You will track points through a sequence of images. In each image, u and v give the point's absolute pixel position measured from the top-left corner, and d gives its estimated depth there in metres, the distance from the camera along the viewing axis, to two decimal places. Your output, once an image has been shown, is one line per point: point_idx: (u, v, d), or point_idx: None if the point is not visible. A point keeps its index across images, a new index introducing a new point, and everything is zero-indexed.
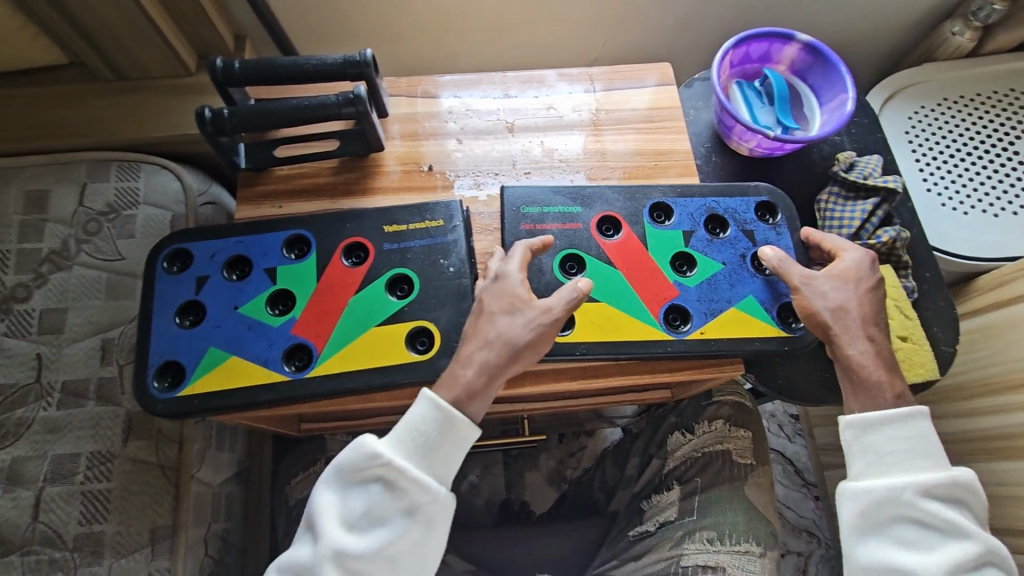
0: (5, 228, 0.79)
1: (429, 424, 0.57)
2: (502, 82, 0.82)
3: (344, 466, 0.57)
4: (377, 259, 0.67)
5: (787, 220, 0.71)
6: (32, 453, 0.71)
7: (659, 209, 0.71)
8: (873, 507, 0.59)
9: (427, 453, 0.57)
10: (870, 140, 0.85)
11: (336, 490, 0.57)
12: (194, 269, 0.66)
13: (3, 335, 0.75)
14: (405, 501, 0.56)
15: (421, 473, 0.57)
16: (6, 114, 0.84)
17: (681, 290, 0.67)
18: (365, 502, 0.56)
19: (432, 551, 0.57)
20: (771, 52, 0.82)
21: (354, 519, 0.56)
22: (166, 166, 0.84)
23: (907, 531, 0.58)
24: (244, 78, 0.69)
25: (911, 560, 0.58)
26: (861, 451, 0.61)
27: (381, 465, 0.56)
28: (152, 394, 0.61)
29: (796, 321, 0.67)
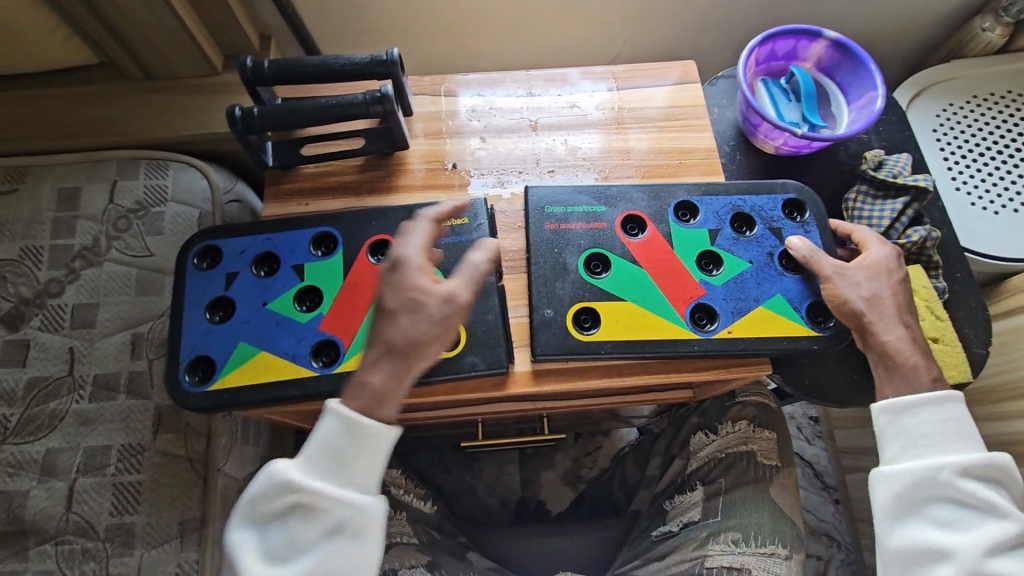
0: (39, 225, 0.81)
1: (335, 442, 0.55)
2: (525, 80, 0.82)
3: (258, 496, 0.55)
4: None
5: (815, 218, 0.70)
6: (65, 445, 0.73)
7: (684, 208, 0.71)
8: (909, 487, 0.58)
9: (342, 469, 0.55)
10: (899, 138, 0.84)
11: (257, 523, 0.55)
12: (224, 265, 0.67)
13: (36, 329, 0.76)
14: (332, 516, 0.54)
15: (342, 490, 0.55)
16: (39, 113, 0.86)
17: (708, 289, 0.67)
18: (285, 530, 0.54)
19: (370, 563, 0.56)
20: (798, 49, 0.81)
21: (281, 543, 0.54)
22: (194, 164, 0.85)
23: (944, 512, 0.57)
24: (273, 78, 0.70)
25: (949, 542, 0.56)
26: (895, 432, 0.61)
27: (294, 491, 0.54)
28: (184, 388, 0.62)
29: (824, 320, 0.66)
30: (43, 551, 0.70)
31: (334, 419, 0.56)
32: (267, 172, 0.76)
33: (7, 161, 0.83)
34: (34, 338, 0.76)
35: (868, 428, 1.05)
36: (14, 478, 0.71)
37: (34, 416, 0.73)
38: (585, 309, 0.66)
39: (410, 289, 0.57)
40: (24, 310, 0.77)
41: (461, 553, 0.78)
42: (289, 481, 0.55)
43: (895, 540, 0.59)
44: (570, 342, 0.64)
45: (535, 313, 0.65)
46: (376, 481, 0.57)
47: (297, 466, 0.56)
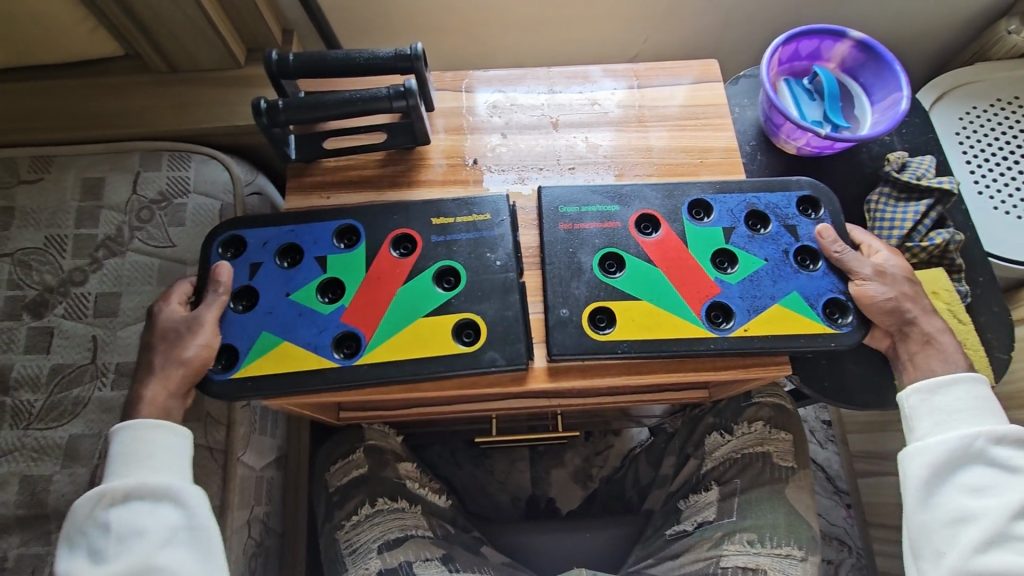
0: (64, 214, 0.82)
1: (122, 444, 0.58)
2: (547, 77, 0.82)
3: (72, 524, 0.56)
4: (424, 251, 0.67)
5: (830, 214, 0.70)
6: (87, 432, 0.74)
7: (698, 206, 0.70)
8: (944, 458, 0.59)
9: (152, 467, 0.58)
10: (922, 140, 0.83)
11: (79, 546, 0.56)
12: (248, 255, 0.67)
13: (60, 317, 0.78)
14: (160, 511, 0.56)
15: (154, 476, 0.57)
16: (65, 103, 0.87)
17: (723, 287, 0.66)
18: (107, 533, 0.55)
19: (209, 523, 0.58)
20: (821, 49, 0.80)
21: (113, 551, 0.55)
22: (215, 157, 0.86)
23: (974, 479, 0.58)
24: (298, 71, 0.70)
25: (980, 507, 0.57)
26: (931, 406, 0.61)
27: (104, 499, 0.56)
28: (207, 373, 0.62)
29: (841, 317, 0.66)
30: None
31: (123, 430, 0.58)
32: (289, 165, 0.76)
33: (33, 150, 0.84)
34: (57, 325, 0.77)
35: (882, 432, 1.04)
36: (37, 464, 0.72)
37: (57, 402, 0.74)
38: (601, 308, 0.65)
39: (165, 323, 0.62)
40: (49, 298, 0.78)
41: (476, 548, 0.78)
42: (92, 498, 0.56)
43: (925, 506, 0.59)
44: (586, 341, 0.64)
45: (550, 313, 0.65)
46: (187, 459, 0.60)
47: (102, 481, 0.58)
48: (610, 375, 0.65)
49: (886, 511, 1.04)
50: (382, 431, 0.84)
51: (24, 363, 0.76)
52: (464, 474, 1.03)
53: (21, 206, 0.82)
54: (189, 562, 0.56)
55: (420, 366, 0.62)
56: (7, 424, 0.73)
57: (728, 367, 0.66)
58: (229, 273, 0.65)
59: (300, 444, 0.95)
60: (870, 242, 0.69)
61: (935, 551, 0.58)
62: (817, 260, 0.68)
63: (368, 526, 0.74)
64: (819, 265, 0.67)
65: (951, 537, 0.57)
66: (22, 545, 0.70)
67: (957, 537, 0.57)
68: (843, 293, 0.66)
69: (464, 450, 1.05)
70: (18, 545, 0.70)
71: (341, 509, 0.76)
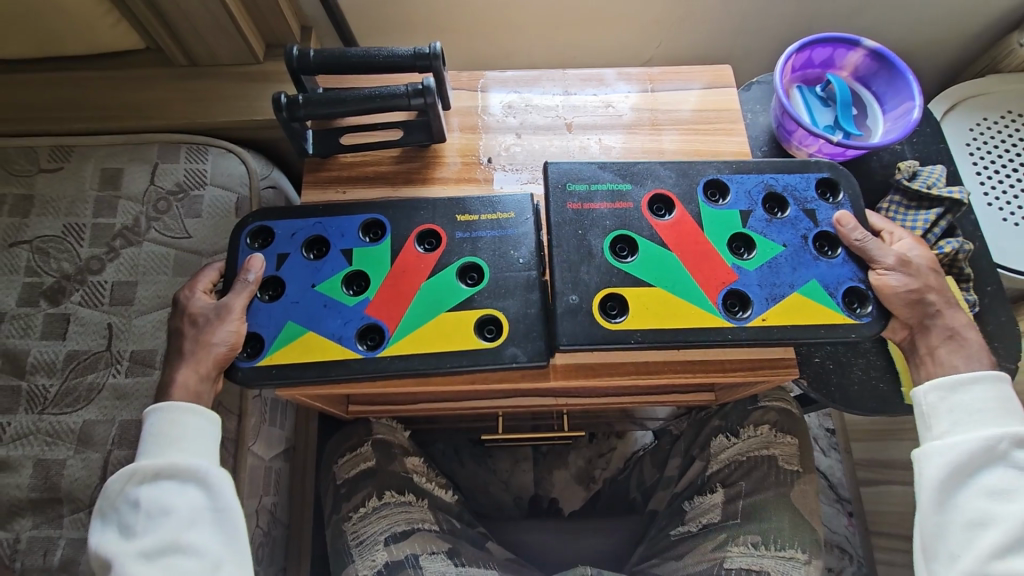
0: (83, 204, 0.83)
1: (155, 424, 0.59)
2: (562, 79, 0.83)
3: (103, 501, 0.58)
4: (449, 247, 0.68)
5: (849, 199, 0.70)
6: (101, 417, 0.74)
7: (714, 187, 0.71)
8: (962, 458, 0.59)
9: (178, 449, 0.58)
10: (933, 149, 0.84)
11: (110, 521, 0.57)
12: (276, 246, 0.68)
13: (77, 304, 0.79)
14: (186, 492, 0.57)
15: (183, 457, 0.58)
16: (85, 94, 0.88)
17: (741, 274, 0.67)
18: (136, 509, 0.56)
19: (235, 506, 0.59)
20: (835, 57, 0.81)
21: (139, 530, 0.56)
22: (232, 150, 0.87)
23: (995, 482, 0.58)
24: (318, 67, 0.71)
25: (998, 510, 0.57)
26: (950, 407, 0.61)
27: (136, 476, 0.57)
28: (234, 360, 0.63)
29: (860, 307, 0.66)
30: (78, 519, 0.72)
31: (154, 412, 0.59)
32: (306, 159, 0.77)
33: (53, 139, 0.85)
34: (74, 312, 0.78)
35: (886, 440, 1.04)
36: (51, 448, 0.73)
37: (72, 387, 0.75)
38: (613, 295, 0.65)
39: (189, 310, 0.63)
40: (66, 285, 0.79)
41: (481, 542, 0.80)
42: (122, 474, 0.57)
43: (940, 508, 0.59)
44: (596, 329, 0.63)
45: (560, 300, 0.65)
46: (215, 443, 0.60)
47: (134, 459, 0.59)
48: (618, 376, 0.67)
49: (890, 520, 1.04)
50: (390, 426, 0.85)
51: (40, 348, 0.77)
52: (467, 471, 1.04)
53: (40, 195, 0.83)
54: (215, 542, 0.57)
55: (433, 359, 0.63)
56: (22, 408, 0.74)
57: (738, 369, 0.67)
58: (260, 265, 0.66)
59: (307, 436, 0.96)
60: (894, 230, 0.69)
61: (951, 554, 0.58)
62: (835, 247, 0.68)
63: (375, 518, 0.75)
64: (838, 252, 0.68)
65: (968, 539, 0.57)
66: (35, 528, 0.71)
67: (974, 540, 0.57)
68: (862, 281, 0.67)
69: (467, 448, 1.05)
70: (31, 527, 0.71)
71: (348, 502, 0.77)
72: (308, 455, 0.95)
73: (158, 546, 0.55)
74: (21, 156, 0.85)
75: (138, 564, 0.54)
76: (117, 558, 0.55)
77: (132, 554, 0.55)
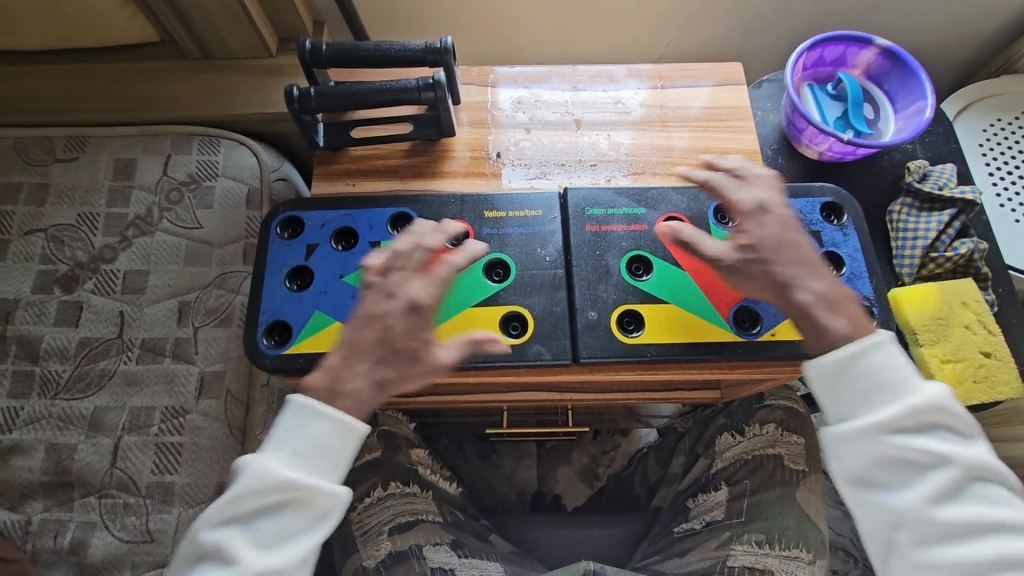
0: (97, 193, 0.84)
1: (313, 435, 0.56)
2: (572, 76, 0.83)
3: (227, 502, 0.55)
4: (476, 243, 0.69)
5: (853, 221, 0.70)
6: (112, 403, 0.76)
7: (723, 210, 0.71)
8: (862, 445, 0.57)
9: (319, 464, 0.56)
10: (945, 149, 0.84)
11: (229, 517, 0.55)
12: (305, 237, 0.69)
13: (89, 292, 0.80)
14: (314, 511, 0.55)
15: (327, 477, 0.57)
16: (98, 84, 0.88)
17: None
18: (266, 520, 0.54)
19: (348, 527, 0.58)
20: (847, 56, 0.81)
21: (264, 542, 0.54)
22: (244, 143, 0.87)
23: (895, 466, 0.56)
24: (330, 61, 0.72)
25: (899, 491, 0.56)
26: (826, 395, 0.59)
27: (273, 486, 0.55)
28: (262, 349, 0.64)
29: (865, 323, 0.66)
30: (87, 503, 0.73)
31: (326, 420, 0.56)
32: (316, 151, 0.77)
33: (70, 129, 0.87)
34: (87, 300, 0.79)
35: None
36: (63, 432, 0.74)
37: (84, 374, 0.76)
38: (629, 311, 0.66)
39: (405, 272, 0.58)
40: (79, 273, 0.80)
41: (485, 535, 0.80)
42: (286, 475, 0.55)
43: (864, 507, 0.58)
44: (614, 343, 0.64)
45: (578, 316, 0.65)
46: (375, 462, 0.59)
47: (289, 465, 0.56)
48: (622, 371, 0.66)
49: None
50: (396, 418, 0.85)
51: (54, 334, 0.78)
52: (471, 466, 1.03)
53: (56, 184, 0.85)
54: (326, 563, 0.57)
55: None
56: (35, 393, 0.76)
57: (743, 367, 0.67)
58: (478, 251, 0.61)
59: None
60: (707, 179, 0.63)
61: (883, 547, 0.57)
62: (841, 267, 0.68)
63: (378, 509, 0.75)
64: (843, 271, 0.68)
65: (873, 522, 0.57)
66: (46, 510, 0.72)
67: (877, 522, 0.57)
68: (866, 299, 0.67)
69: (472, 444, 1.04)
70: (42, 510, 0.72)
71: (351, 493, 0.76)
72: None
73: (282, 567, 0.54)
74: (37, 146, 0.86)
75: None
76: (238, 567, 0.53)
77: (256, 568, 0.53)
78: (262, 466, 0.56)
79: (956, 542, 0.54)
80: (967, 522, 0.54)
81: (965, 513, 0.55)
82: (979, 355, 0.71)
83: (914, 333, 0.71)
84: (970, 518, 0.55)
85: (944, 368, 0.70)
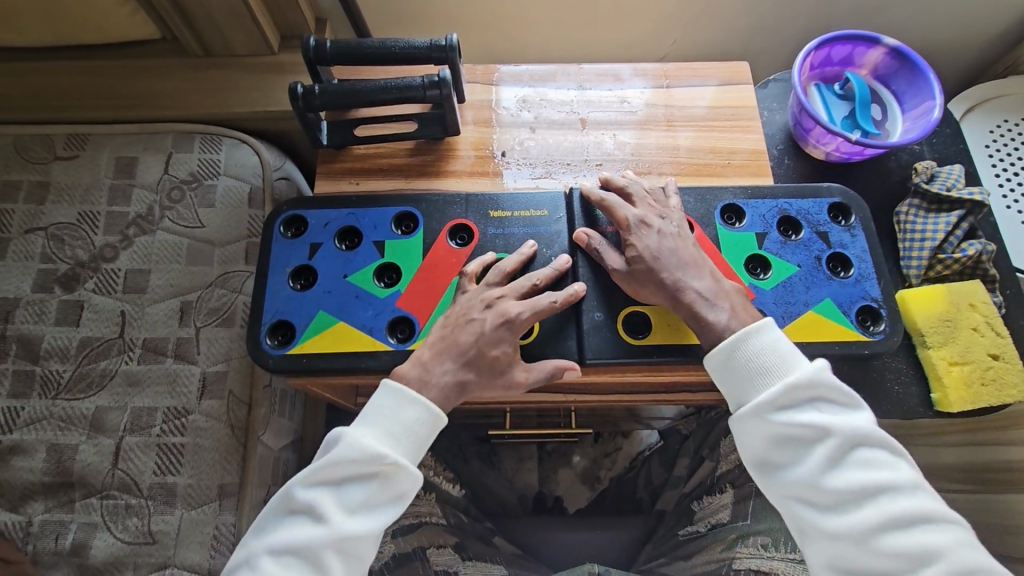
0: (97, 191, 0.84)
1: (415, 416, 0.54)
2: (577, 75, 0.82)
3: (318, 469, 0.52)
4: (482, 242, 0.68)
5: (861, 222, 0.70)
6: (113, 404, 0.75)
7: (730, 210, 0.70)
8: (767, 432, 0.54)
9: (408, 445, 0.54)
10: (953, 150, 0.83)
11: (326, 481, 0.52)
12: (309, 235, 0.69)
13: (90, 291, 0.79)
14: (394, 492, 0.52)
15: (411, 458, 0.54)
16: (98, 82, 0.88)
17: (757, 293, 0.66)
18: (352, 492, 0.51)
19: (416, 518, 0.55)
20: (854, 55, 0.80)
21: (346, 515, 0.51)
22: (246, 141, 0.87)
23: (802, 452, 0.53)
24: (334, 58, 0.71)
25: (808, 480, 0.53)
26: (721, 383, 0.58)
27: (370, 459, 0.51)
28: (265, 349, 0.64)
29: (873, 325, 0.66)
30: (88, 504, 0.72)
31: (420, 405, 0.54)
32: (319, 150, 0.77)
33: (70, 127, 0.86)
34: (87, 299, 0.79)
35: None
36: (64, 433, 0.74)
37: (85, 374, 0.76)
38: (636, 312, 0.65)
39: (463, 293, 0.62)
40: (80, 272, 0.80)
41: (488, 538, 0.80)
42: (388, 449, 0.53)
43: (773, 492, 0.55)
44: (621, 344, 0.64)
45: (584, 317, 0.64)
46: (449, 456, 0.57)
47: (382, 441, 0.53)
48: (628, 373, 0.66)
49: None
50: None
51: (54, 334, 0.77)
52: (472, 469, 0.97)
53: (57, 182, 0.84)
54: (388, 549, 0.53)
55: None
56: (36, 393, 0.75)
57: None
58: (533, 254, 0.66)
59: (318, 428, 0.95)
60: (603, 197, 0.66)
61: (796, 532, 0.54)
62: (849, 268, 0.68)
63: None
64: (851, 273, 0.67)
65: (795, 515, 0.54)
66: (47, 511, 0.72)
67: (798, 515, 0.53)
68: (875, 300, 0.66)
69: (472, 444, 0.99)
70: (43, 511, 0.72)
71: None
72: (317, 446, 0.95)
73: (366, 538, 0.51)
74: (38, 143, 0.85)
75: (333, 556, 0.49)
76: (325, 532, 0.49)
77: (334, 540, 0.49)
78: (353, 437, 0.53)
79: (874, 532, 0.50)
80: (888, 510, 0.50)
81: (885, 501, 0.51)
82: (984, 357, 0.70)
83: (920, 334, 0.71)
84: (890, 506, 0.50)
85: (951, 370, 0.69)
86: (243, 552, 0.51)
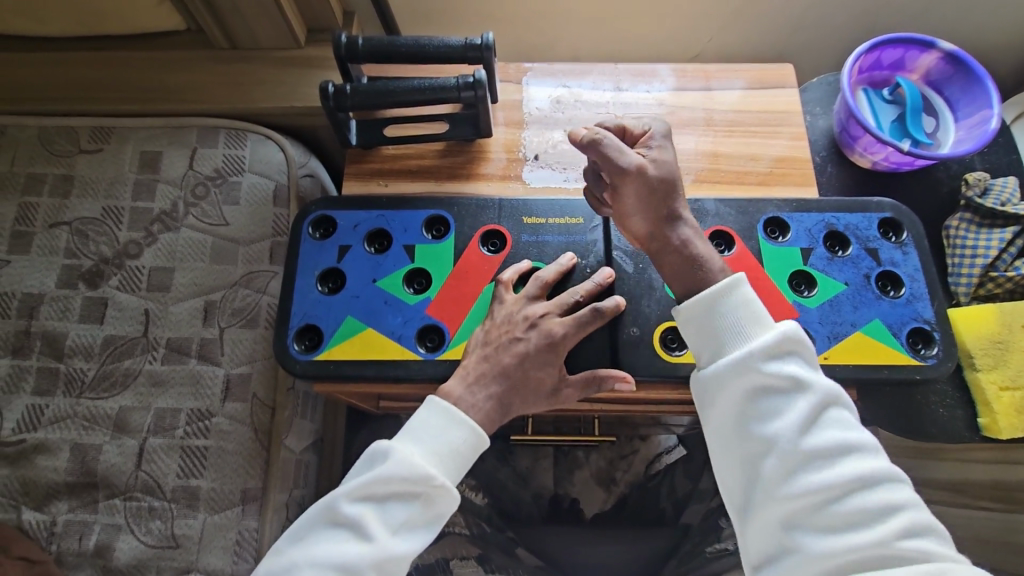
0: (121, 186, 0.83)
1: (460, 438, 0.52)
2: (613, 74, 0.79)
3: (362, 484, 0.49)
4: (515, 249, 0.66)
5: (914, 238, 0.66)
6: (137, 404, 0.74)
7: (774, 224, 0.68)
8: (738, 383, 0.48)
9: (450, 466, 0.52)
10: (1005, 161, 0.79)
11: (371, 497, 0.49)
12: (338, 237, 0.67)
13: (115, 289, 0.78)
14: (433, 514, 0.50)
15: (452, 479, 0.52)
16: (120, 72, 0.86)
17: (802, 312, 0.63)
18: (395, 511, 0.49)
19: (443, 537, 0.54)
20: (906, 59, 0.76)
21: (386, 534, 0.48)
22: (271, 137, 0.85)
23: (777, 406, 0.47)
24: (366, 54, 0.69)
25: (778, 436, 0.46)
26: (692, 333, 0.52)
27: (415, 478, 0.49)
28: (292, 354, 0.62)
29: (924, 348, 0.63)
30: (112, 505, 0.72)
31: (465, 426, 0.52)
32: (348, 150, 0.75)
33: (93, 119, 0.85)
34: (111, 296, 0.78)
35: None
36: (87, 432, 0.73)
37: (109, 372, 0.75)
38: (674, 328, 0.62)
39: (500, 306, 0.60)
40: (104, 268, 0.79)
41: (511, 549, 0.84)
42: (435, 469, 0.51)
43: (734, 450, 0.48)
44: (657, 362, 0.62)
45: (620, 331, 0.62)
46: None
47: (426, 460, 0.51)
48: (661, 390, 0.63)
49: None
50: None
51: (78, 331, 0.76)
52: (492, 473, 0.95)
53: (81, 175, 0.83)
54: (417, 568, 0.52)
55: None
56: (60, 390, 0.74)
57: None
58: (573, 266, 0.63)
59: (338, 429, 0.95)
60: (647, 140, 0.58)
61: (748, 494, 0.47)
62: (899, 288, 0.65)
63: None
64: (902, 293, 0.64)
65: (754, 472, 0.47)
66: (70, 511, 0.72)
67: (757, 472, 0.46)
68: (926, 323, 0.63)
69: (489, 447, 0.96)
70: (66, 511, 0.72)
71: None
72: (337, 446, 0.94)
73: (405, 558, 0.49)
74: (62, 136, 0.84)
75: None
76: (369, 553, 0.47)
77: (375, 561, 0.47)
78: (398, 454, 0.51)
79: (840, 491, 0.44)
80: (862, 472, 0.44)
81: (858, 462, 0.45)
82: None
83: (969, 357, 0.68)
84: (861, 465, 0.45)
85: (1002, 396, 0.66)
86: (280, 564, 0.48)
